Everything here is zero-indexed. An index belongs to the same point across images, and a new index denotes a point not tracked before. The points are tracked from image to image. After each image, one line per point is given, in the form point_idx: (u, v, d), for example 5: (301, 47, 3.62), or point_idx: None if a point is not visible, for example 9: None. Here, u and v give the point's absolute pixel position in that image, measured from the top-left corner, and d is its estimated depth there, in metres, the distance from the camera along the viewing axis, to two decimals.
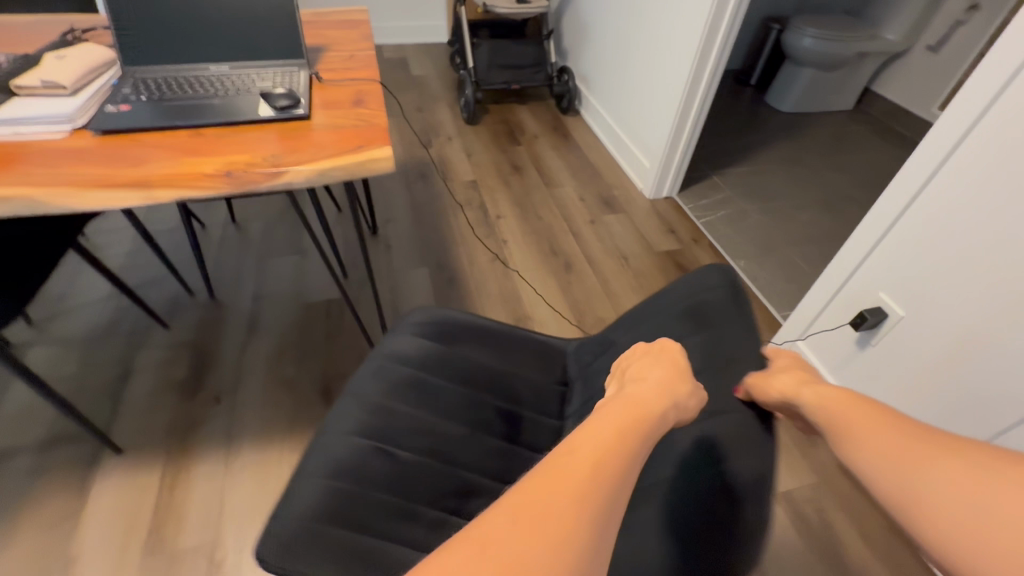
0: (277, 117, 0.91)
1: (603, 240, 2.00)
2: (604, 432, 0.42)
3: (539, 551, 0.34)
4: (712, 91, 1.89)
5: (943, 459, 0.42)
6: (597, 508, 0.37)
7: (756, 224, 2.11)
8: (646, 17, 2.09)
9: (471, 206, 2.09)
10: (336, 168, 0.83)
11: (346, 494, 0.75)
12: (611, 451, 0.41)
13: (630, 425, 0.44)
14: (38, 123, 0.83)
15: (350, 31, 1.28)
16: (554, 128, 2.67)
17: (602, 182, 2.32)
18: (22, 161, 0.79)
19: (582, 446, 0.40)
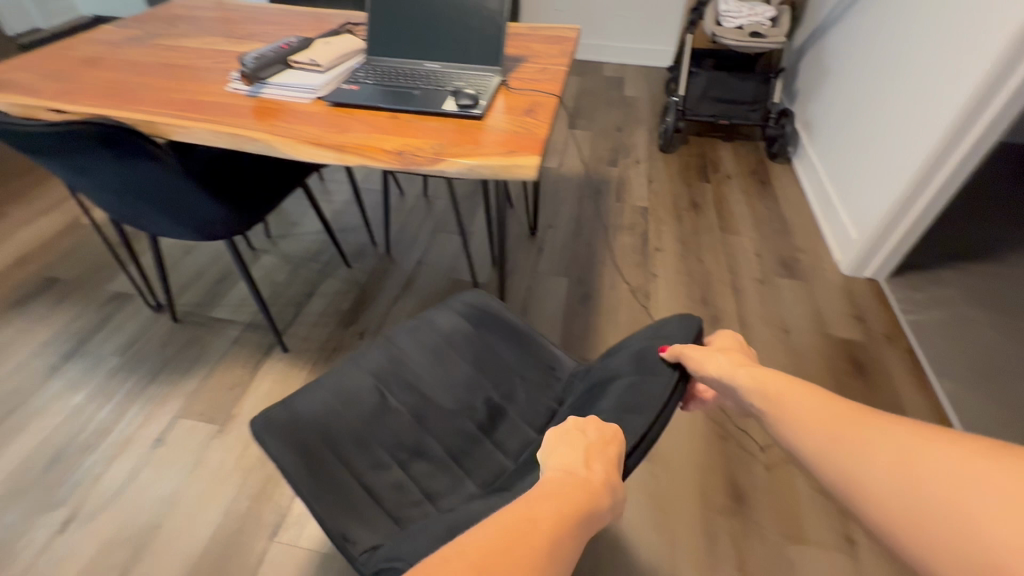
0: (456, 113, 1.04)
1: (766, 303, 1.77)
2: (546, 522, 0.48)
3: None
4: (971, 164, 1.52)
5: (877, 445, 0.51)
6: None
7: (986, 341, 1.65)
8: (905, 66, 1.77)
9: (633, 232, 2.05)
10: (484, 166, 0.91)
11: (336, 412, 0.93)
12: (537, 551, 0.45)
13: (571, 516, 0.50)
14: (294, 90, 1.10)
15: (553, 46, 1.38)
16: (754, 172, 2.45)
17: (790, 241, 2.05)
18: (277, 116, 1.06)
19: (525, 536, 0.46)
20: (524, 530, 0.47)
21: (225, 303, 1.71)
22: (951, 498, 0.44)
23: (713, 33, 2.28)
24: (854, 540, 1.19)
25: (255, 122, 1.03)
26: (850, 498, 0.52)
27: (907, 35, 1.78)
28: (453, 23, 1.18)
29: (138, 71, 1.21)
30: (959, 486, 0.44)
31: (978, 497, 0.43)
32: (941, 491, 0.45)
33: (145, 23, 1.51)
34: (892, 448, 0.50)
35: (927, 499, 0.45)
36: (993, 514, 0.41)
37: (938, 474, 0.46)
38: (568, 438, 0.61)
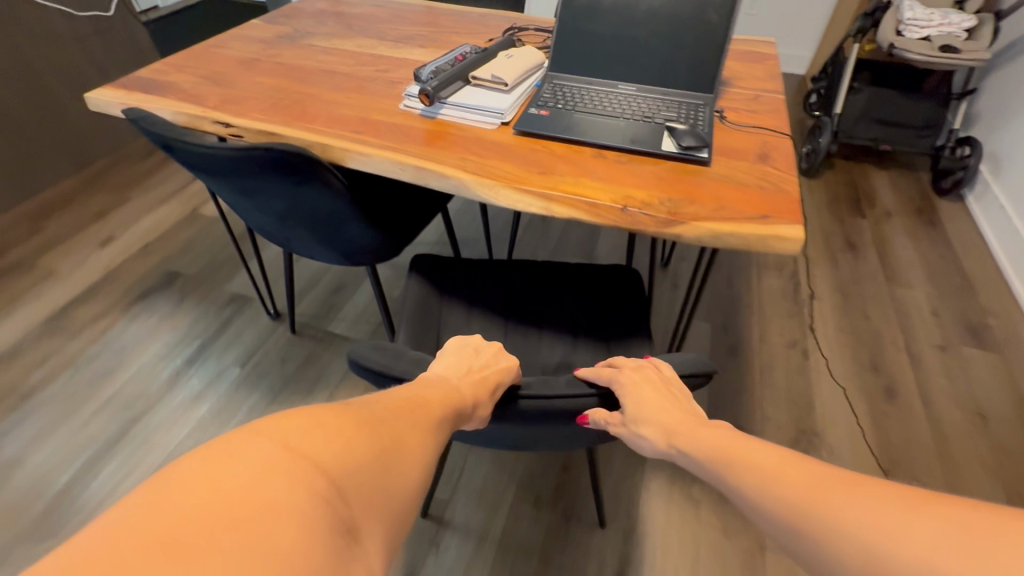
0: (677, 155, 0.85)
1: (952, 375, 1.50)
2: (421, 403, 0.67)
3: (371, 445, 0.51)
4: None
5: (773, 462, 0.52)
6: (414, 455, 0.56)
7: None
8: None
9: (782, 272, 1.81)
10: (734, 235, 0.73)
11: (464, 281, 1.09)
12: (425, 420, 0.64)
13: (438, 405, 0.69)
14: (476, 112, 0.95)
15: (757, 68, 1.16)
16: (917, 209, 2.12)
17: (972, 299, 1.74)
18: (459, 143, 0.90)
19: (410, 415, 0.62)
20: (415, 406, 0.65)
21: (342, 318, 1.62)
22: (847, 510, 0.41)
23: (892, 44, 1.97)
24: None
25: (438, 151, 0.88)
26: (819, 556, 0.42)
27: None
28: (663, 38, 0.99)
29: (300, 77, 1.10)
30: (844, 501, 0.43)
31: (862, 507, 0.41)
32: (936, 535, 0.36)
33: (293, 17, 1.41)
34: (787, 466, 0.50)
35: (919, 545, 0.36)
36: (874, 529, 0.39)
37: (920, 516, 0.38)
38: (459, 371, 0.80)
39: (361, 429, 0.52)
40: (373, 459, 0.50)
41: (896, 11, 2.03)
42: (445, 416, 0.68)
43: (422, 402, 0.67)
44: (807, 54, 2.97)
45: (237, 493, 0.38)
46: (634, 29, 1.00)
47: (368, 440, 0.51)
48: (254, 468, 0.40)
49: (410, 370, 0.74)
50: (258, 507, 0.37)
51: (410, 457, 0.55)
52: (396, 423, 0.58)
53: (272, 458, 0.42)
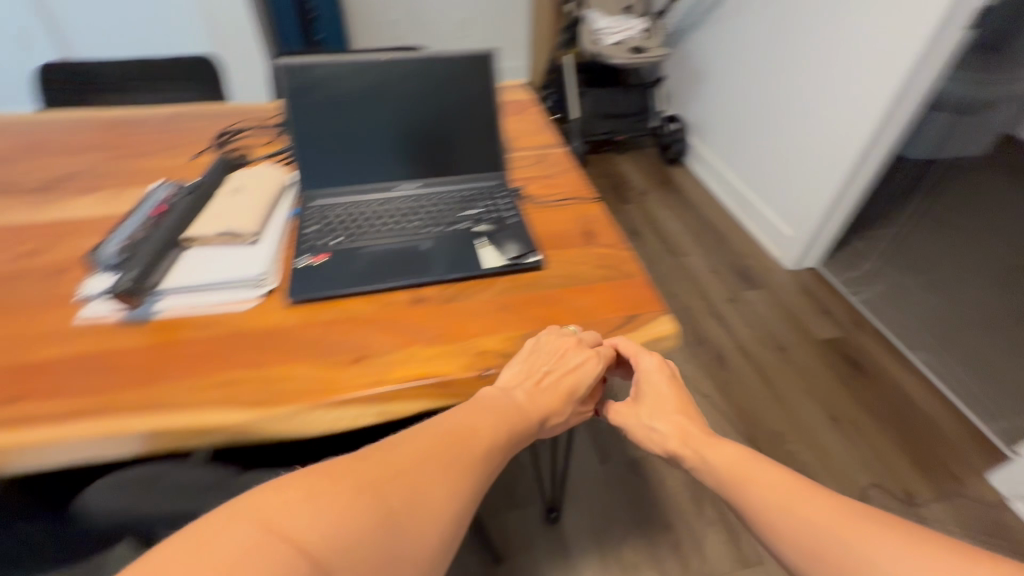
0: (620, 227, 0.80)
1: (749, 322, 1.76)
2: (461, 417, 0.54)
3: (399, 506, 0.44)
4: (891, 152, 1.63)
5: (779, 485, 0.55)
6: (445, 502, 0.46)
7: (924, 306, 1.84)
8: (788, 77, 1.88)
9: None
10: (616, 356, 0.61)
11: None
12: (471, 456, 0.51)
13: (500, 418, 0.55)
14: (220, 288, 0.65)
15: (525, 121, 1.10)
16: (660, 182, 2.46)
17: (731, 249, 2.08)
18: (208, 349, 0.59)
19: (458, 441, 0.51)
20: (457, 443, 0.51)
21: None
22: (874, 550, 0.46)
23: (599, 54, 2.20)
24: None
25: (178, 377, 0.56)
26: None
27: (778, 45, 1.91)
28: (426, 122, 0.83)
29: None
30: (876, 547, 0.46)
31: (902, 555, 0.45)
32: None
33: None
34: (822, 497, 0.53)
35: None
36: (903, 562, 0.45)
37: (946, 569, 0.43)
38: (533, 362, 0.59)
39: (361, 490, 0.44)
40: (378, 524, 0.42)
41: (588, 21, 2.26)
42: (498, 455, 0.54)
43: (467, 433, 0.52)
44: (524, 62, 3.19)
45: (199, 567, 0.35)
46: (389, 117, 0.81)
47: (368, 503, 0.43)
48: (228, 554, 0.36)
49: (175, 506, 0.55)
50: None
51: (437, 505, 0.46)
52: (421, 468, 0.47)
53: (247, 534, 0.38)
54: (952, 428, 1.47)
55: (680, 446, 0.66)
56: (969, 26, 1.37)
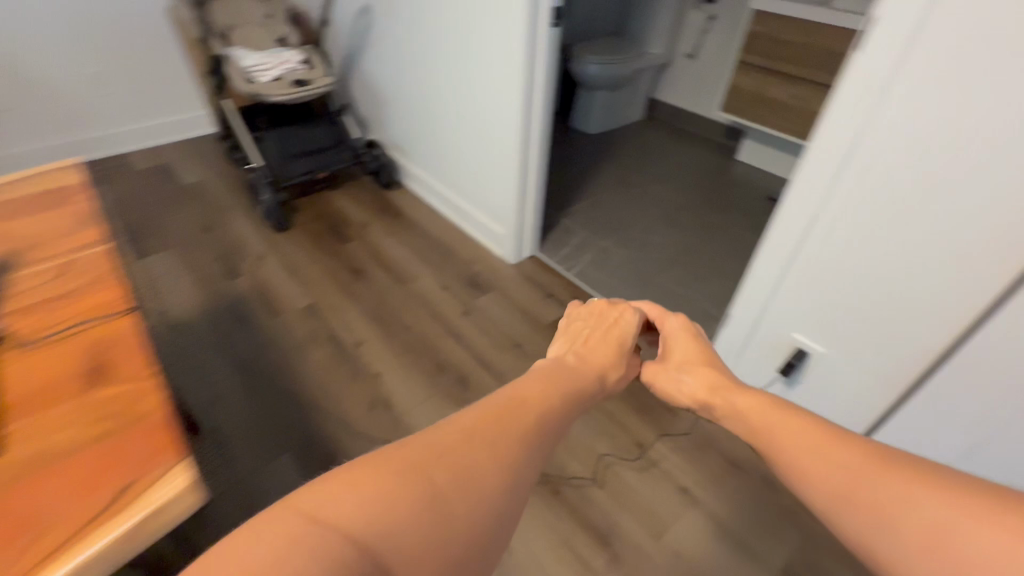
0: (149, 342, 0.65)
1: (485, 330, 1.76)
2: (532, 393, 0.66)
3: (452, 485, 0.49)
4: (545, 140, 1.78)
5: (810, 438, 0.58)
6: (493, 479, 0.51)
7: (622, 262, 2.10)
8: (448, 86, 1.94)
9: (325, 340, 1.70)
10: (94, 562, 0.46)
11: None
12: (529, 420, 0.60)
13: (551, 393, 0.67)
14: None
15: (67, 215, 0.85)
16: (380, 210, 2.37)
17: (459, 259, 2.08)
18: None
19: (517, 414, 0.59)
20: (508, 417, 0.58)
21: None
22: (895, 505, 0.48)
23: (254, 92, 1.95)
24: (687, 488, 1.33)
25: None
26: (864, 549, 0.49)
27: (430, 55, 1.93)
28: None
29: None
30: (886, 522, 0.48)
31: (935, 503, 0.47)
32: (977, 536, 0.43)
33: None
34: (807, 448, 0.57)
35: (975, 556, 0.42)
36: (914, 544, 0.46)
37: (960, 510, 0.45)
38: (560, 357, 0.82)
39: (407, 472, 0.48)
40: (442, 493, 0.48)
41: (233, 60, 2.01)
42: (551, 416, 0.62)
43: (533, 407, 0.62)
44: (199, 112, 2.77)
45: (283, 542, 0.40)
46: None
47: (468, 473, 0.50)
48: (267, 550, 0.39)
49: None
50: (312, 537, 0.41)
51: (488, 480, 0.51)
52: (489, 435, 0.55)
53: (332, 520, 0.43)
54: None
55: (708, 395, 0.79)
56: (554, 24, 1.52)
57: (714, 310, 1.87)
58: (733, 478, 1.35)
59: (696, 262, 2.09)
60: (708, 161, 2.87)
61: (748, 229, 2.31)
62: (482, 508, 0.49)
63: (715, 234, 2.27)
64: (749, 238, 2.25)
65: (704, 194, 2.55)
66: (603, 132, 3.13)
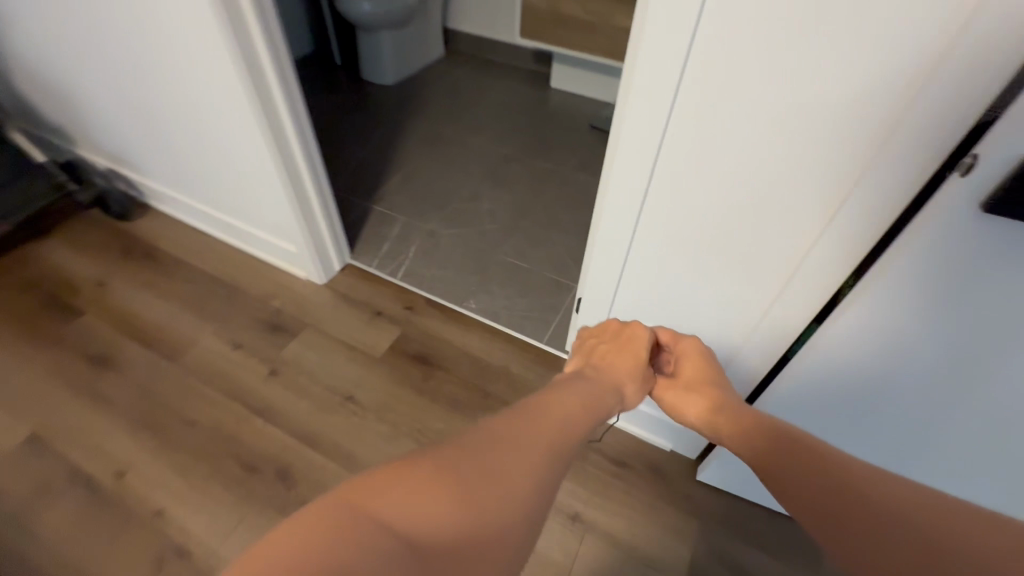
0: None
1: (302, 389, 1.37)
2: (559, 407, 0.66)
3: (503, 478, 0.49)
4: (304, 124, 1.31)
5: (811, 451, 0.60)
6: (528, 485, 0.51)
7: (454, 244, 1.79)
8: (140, 69, 1.33)
9: (65, 485, 1.18)
10: None
11: None
12: (552, 440, 0.59)
13: (582, 416, 0.69)
14: None
15: None
16: (121, 252, 1.72)
17: (250, 297, 1.60)
18: None
19: (548, 428, 0.59)
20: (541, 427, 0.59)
21: None
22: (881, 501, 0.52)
23: None
24: (577, 513, 1.17)
25: None
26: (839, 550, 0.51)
27: (94, 24, 1.28)
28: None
29: None
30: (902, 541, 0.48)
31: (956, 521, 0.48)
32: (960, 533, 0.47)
33: None
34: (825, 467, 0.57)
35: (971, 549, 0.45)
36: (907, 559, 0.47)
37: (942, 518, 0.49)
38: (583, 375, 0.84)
39: (470, 463, 0.49)
40: (485, 483, 0.48)
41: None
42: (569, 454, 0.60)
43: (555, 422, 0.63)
44: None
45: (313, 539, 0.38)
46: None
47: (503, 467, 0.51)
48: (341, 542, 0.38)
49: None
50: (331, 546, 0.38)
51: (524, 484, 0.51)
52: (524, 440, 0.55)
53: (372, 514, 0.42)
54: (522, 366, 1.45)
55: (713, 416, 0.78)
56: None
57: (563, 278, 1.68)
58: (620, 480, 1.22)
59: (534, 225, 1.86)
60: (523, 95, 2.58)
61: (579, 169, 2.11)
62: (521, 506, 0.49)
63: (547, 183, 2.04)
64: (582, 179, 2.07)
65: (526, 136, 2.28)
66: (402, 80, 2.65)
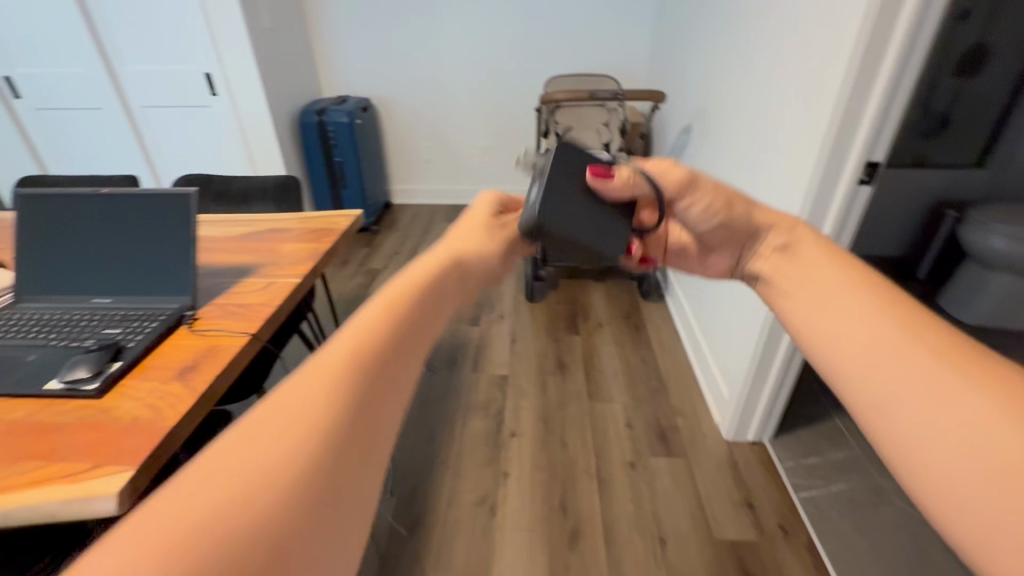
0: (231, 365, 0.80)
1: (638, 501, 1.44)
2: (417, 273, 0.49)
3: (363, 358, 0.38)
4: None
5: (858, 341, 0.45)
6: (404, 365, 0.41)
7: (898, 524, 1.37)
8: None
9: (488, 413, 1.75)
10: (12, 512, 0.57)
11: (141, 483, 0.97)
12: (418, 307, 0.45)
13: (425, 273, 0.49)
14: None
15: (303, 248, 1.16)
16: (626, 315, 2.26)
17: (665, 403, 1.78)
18: None
19: (400, 297, 0.44)
20: (417, 286, 0.47)
21: None
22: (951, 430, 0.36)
23: None
24: None
25: None
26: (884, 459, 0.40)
27: (727, 171, 1.66)
28: (112, 248, 0.93)
29: None
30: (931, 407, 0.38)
31: (901, 378, 0.41)
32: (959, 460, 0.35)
33: None
34: (859, 303, 0.47)
35: (955, 475, 0.35)
36: (920, 425, 0.38)
37: (965, 445, 0.35)
38: (473, 214, 0.64)
39: (345, 368, 0.37)
40: (358, 377, 0.37)
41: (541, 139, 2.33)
42: (431, 322, 0.46)
43: (460, 255, 0.55)
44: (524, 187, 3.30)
45: (178, 527, 0.27)
46: (104, 257, 0.93)
47: (386, 307, 0.43)
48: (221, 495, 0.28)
49: None
50: (250, 505, 0.28)
51: (399, 361, 0.41)
52: (389, 321, 0.42)
53: (256, 439, 0.32)
54: None
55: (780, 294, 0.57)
56: (862, 180, 1.09)
57: None
58: None
59: None
60: None
61: None
62: (388, 372, 0.39)
63: None
64: None
65: None
66: (990, 329, 2.11)
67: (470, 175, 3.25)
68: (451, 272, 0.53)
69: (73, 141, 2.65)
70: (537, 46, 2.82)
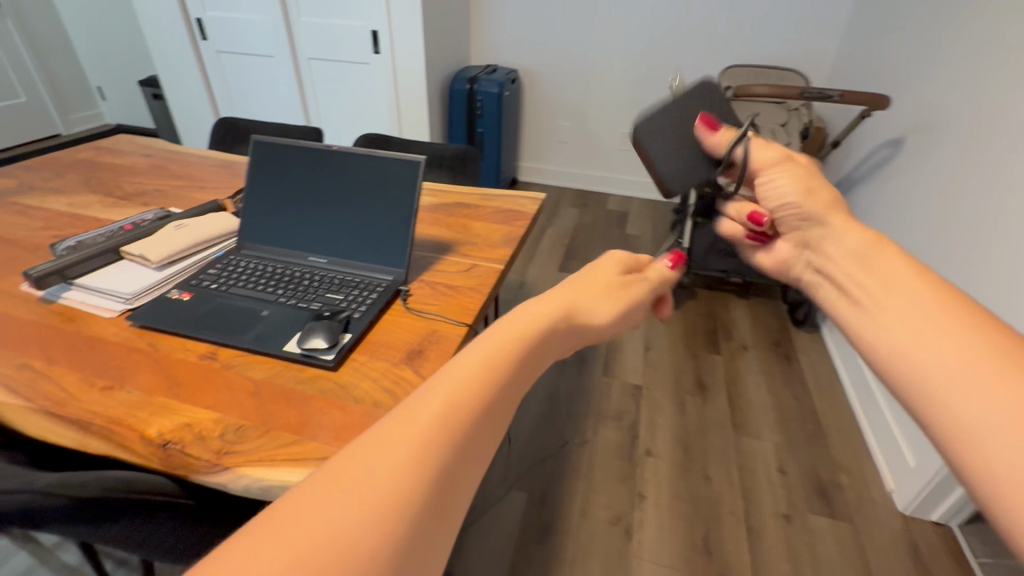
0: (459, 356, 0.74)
1: (795, 563, 1.28)
2: (519, 317, 0.42)
3: (461, 419, 0.33)
4: None
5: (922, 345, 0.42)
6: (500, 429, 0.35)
7: None
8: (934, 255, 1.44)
9: (621, 423, 1.64)
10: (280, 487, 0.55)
11: None
12: (516, 358, 0.39)
13: (524, 323, 0.41)
14: (151, 289, 0.82)
15: (496, 230, 1.09)
16: (774, 341, 2.04)
17: (824, 453, 1.57)
18: (101, 329, 0.76)
19: (504, 353, 0.38)
20: (520, 345, 0.40)
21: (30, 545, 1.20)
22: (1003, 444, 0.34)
23: None
24: None
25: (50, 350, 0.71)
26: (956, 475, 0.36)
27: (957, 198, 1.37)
28: (334, 208, 0.90)
29: (28, 247, 0.96)
30: (951, 390, 0.38)
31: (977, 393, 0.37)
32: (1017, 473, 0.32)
33: (42, 167, 1.30)
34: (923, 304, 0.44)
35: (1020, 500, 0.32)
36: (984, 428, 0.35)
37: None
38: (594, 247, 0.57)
39: (432, 421, 0.32)
40: (451, 434, 0.32)
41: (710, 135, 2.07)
42: (529, 374, 0.40)
43: (576, 302, 0.47)
44: None
45: None
46: (323, 215, 0.90)
47: (497, 345, 0.39)
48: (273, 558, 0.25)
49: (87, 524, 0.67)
50: (345, 547, 0.26)
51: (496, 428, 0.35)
52: (491, 382, 0.36)
53: (309, 499, 0.28)
54: None
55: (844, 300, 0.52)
56: None
57: None
58: None
59: None
60: None
61: None
62: (483, 440, 0.33)
63: None
64: None
65: None
66: None
67: (606, 160, 3.09)
68: (554, 299, 0.47)
69: (244, 86, 2.81)
70: (708, 30, 2.56)
